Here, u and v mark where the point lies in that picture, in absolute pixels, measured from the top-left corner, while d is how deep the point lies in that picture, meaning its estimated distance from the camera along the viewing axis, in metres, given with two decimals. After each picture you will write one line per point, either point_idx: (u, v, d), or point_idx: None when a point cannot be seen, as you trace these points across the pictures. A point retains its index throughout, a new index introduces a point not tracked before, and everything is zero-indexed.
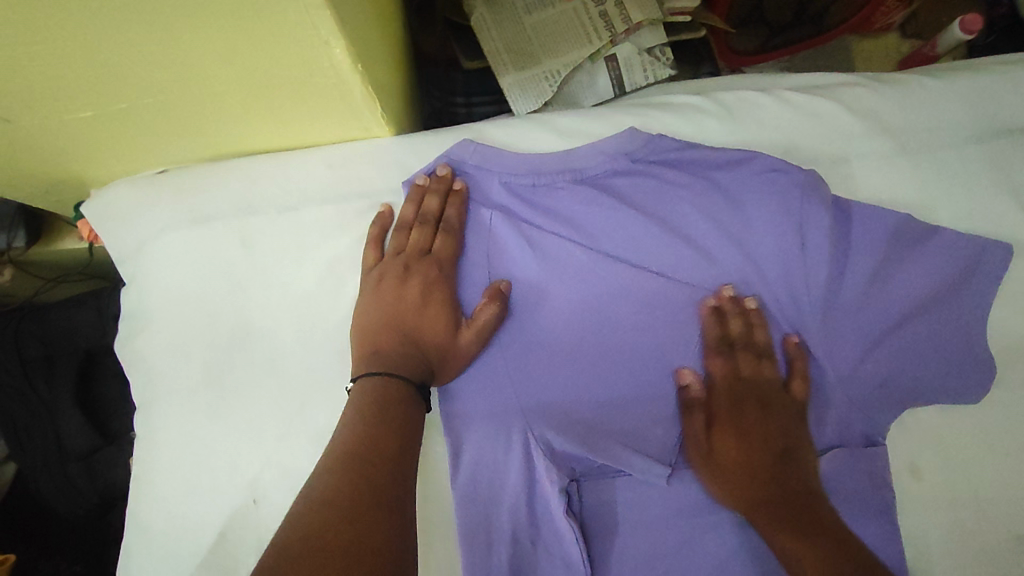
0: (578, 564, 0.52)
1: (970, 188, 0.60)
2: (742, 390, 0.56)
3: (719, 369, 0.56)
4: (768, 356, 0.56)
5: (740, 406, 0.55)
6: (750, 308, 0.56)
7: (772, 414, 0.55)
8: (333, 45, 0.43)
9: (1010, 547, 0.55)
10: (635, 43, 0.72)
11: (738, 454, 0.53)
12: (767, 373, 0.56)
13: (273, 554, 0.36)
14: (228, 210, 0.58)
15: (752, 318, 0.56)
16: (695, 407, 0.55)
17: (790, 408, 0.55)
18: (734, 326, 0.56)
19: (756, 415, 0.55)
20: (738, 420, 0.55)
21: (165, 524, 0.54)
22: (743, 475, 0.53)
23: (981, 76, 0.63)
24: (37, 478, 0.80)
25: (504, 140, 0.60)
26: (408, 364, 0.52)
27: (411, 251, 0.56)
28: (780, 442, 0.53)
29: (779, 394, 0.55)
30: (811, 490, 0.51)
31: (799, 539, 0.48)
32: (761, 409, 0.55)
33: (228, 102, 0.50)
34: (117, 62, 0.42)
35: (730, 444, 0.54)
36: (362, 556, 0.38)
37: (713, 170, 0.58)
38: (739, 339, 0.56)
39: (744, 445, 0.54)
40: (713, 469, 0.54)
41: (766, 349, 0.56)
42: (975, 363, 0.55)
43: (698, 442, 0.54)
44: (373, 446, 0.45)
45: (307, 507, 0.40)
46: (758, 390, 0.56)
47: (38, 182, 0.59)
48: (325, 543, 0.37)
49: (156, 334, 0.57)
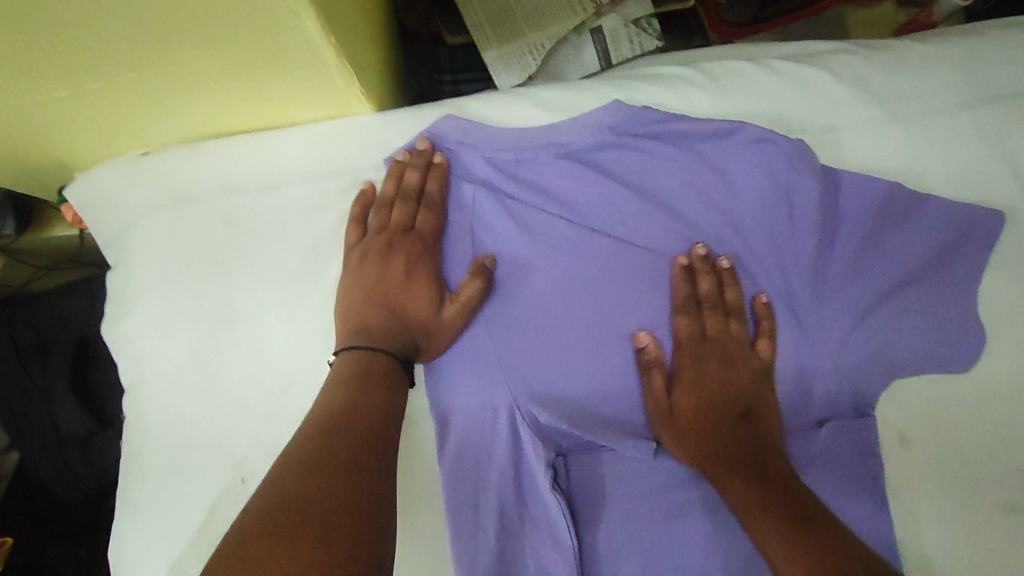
0: (565, 539, 0.52)
1: (964, 155, 0.59)
2: (706, 350, 0.56)
3: (684, 327, 0.56)
4: (738, 315, 0.56)
5: (700, 364, 0.55)
6: (722, 267, 0.56)
7: (735, 371, 0.55)
8: (303, 16, 0.42)
9: (1001, 517, 0.54)
10: (622, 14, 0.71)
11: (696, 407, 0.54)
12: (734, 331, 0.56)
13: (252, 518, 0.37)
14: (210, 190, 0.58)
15: (723, 277, 0.56)
16: (654, 367, 0.55)
17: (753, 367, 0.55)
18: (703, 284, 0.56)
19: (716, 373, 0.55)
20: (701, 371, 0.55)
21: (155, 504, 0.54)
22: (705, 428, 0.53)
23: (975, 41, 0.62)
24: (36, 464, 0.81)
25: (487, 115, 0.60)
26: (392, 340, 0.52)
27: (393, 227, 0.56)
28: (742, 400, 0.54)
29: (744, 354, 0.55)
30: (771, 448, 0.51)
31: (751, 486, 0.48)
32: (726, 361, 0.55)
33: (202, 79, 0.49)
34: (84, 39, 0.42)
35: (689, 399, 0.54)
36: (343, 521, 0.38)
37: (696, 142, 0.57)
38: (707, 295, 0.56)
39: (705, 409, 0.54)
40: (670, 427, 0.54)
41: (735, 309, 0.56)
42: (965, 330, 0.55)
43: (658, 400, 0.54)
44: (352, 415, 0.45)
45: (285, 473, 0.40)
46: (722, 348, 0.55)
47: (18, 165, 0.58)
48: (304, 509, 0.38)
49: (141, 315, 0.57)
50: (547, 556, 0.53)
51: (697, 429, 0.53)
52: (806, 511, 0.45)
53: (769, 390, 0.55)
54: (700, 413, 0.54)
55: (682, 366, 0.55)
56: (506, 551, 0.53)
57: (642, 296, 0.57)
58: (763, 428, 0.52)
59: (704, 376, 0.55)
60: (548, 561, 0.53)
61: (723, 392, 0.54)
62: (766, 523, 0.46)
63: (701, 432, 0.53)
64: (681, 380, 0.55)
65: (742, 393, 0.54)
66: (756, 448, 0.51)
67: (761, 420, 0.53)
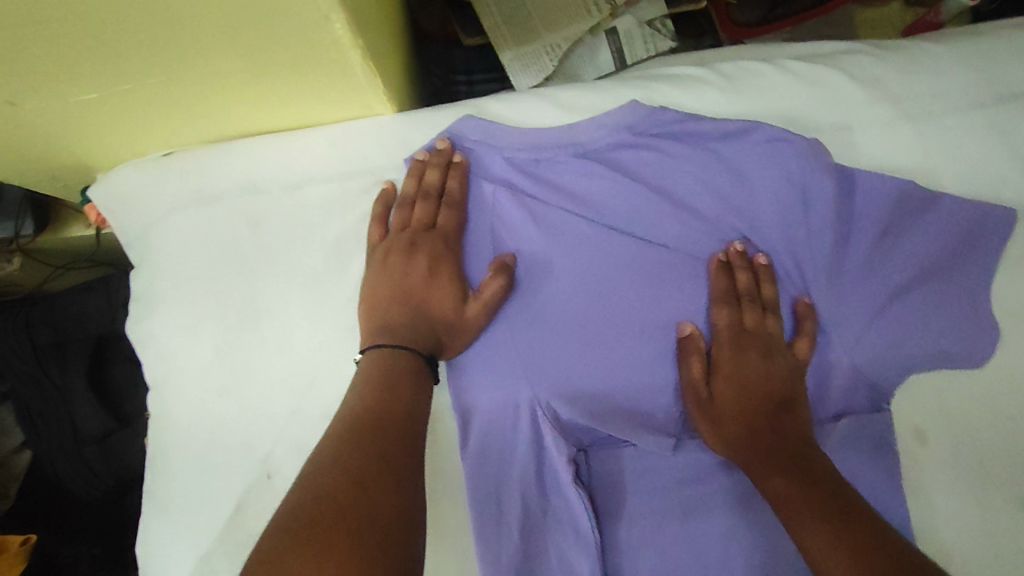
0: (587, 531, 0.53)
1: (976, 153, 0.60)
2: (744, 340, 0.56)
3: (724, 318, 0.56)
4: (776, 312, 0.57)
5: (739, 355, 0.56)
6: (759, 264, 0.57)
7: (773, 362, 0.55)
8: (333, 18, 0.43)
9: (1015, 510, 0.55)
10: (636, 15, 0.72)
11: (734, 393, 0.55)
12: (771, 327, 0.56)
13: (289, 510, 0.38)
14: (233, 190, 0.59)
15: (761, 273, 0.57)
16: (695, 354, 0.56)
17: (790, 361, 0.55)
18: (741, 279, 0.56)
19: (755, 364, 0.55)
20: (739, 360, 0.56)
21: (182, 499, 0.55)
22: (740, 417, 0.54)
23: (986, 41, 0.63)
24: (55, 462, 0.82)
25: (505, 115, 0.61)
26: (416, 337, 0.53)
27: (416, 226, 0.57)
28: (779, 392, 0.54)
29: (782, 348, 0.56)
30: (806, 439, 0.52)
31: (787, 476, 0.49)
32: (766, 352, 0.55)
33: (229, 80, 0.50)
34: (117, 42, 0.42)
35: (727, 386, 0.55)
36: (378, 514, 0.39)
37: (713, 141, 0.58)
38: (746, 290, 0.56)
39: (743, 395, 0.55)
40: (711, 418, 0.55)
41: (772, 304, 0.57)
42: (978, 325, 0.56)
43: (697, 388, 0.56)
44: (382, 411, 0.46)
45: (319, 468, 0.41)
46: (762, 339, 0.56)
47: (44, 166, 0.59)
48: (340, 502, 0.39)
49: (167, 314, 0.58)
50: (569, 549, 0.54)
51: (735, 416, 0.54)
52: (847, 508, 0.45)
53: (802, 384, 0.55)
54: (741, 406, 0.54)
55: (720, 353, 0.56)
56: (529, 545, 0.54)
57: (661, 293, 0.58)
58: (797, 421, 0.53)
59: (742, 365, 0.56)
60: (570, 554, 0.54)
61: (764, 381, 0.55)
62: (806, 513, 0.46)
63: (738, 417, 0.54)
64: (721, 368, 0.56)
65: (780, 384, 0.54)
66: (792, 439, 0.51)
67: (797, 414, 0.53)
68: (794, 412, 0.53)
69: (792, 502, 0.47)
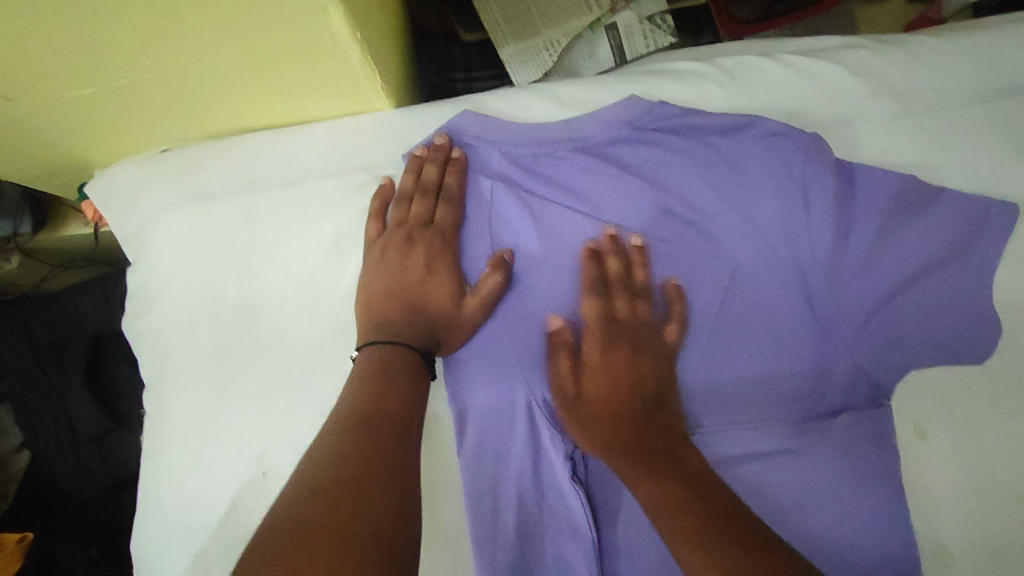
0: (583, 528, 0.53)
1: (979, 147, 0.60)
2: (615, 331, 0.55)
3: (590, 309, 0.55)
4: (645, 297, 0.56)
5: (609, 348, 0.54)
6: (633, 248, 0.57)
7: (642, 354, 0.54)
8: (331, 10, 0.42)
9: (1015, 506, 0.55)
10: (636, 10, 0.71)
11: (602, 390, 0.53)
12: (641, 315, 0.56)
13: (283, 510, 0.38)
14: (230, 186, 0.58)
15: (631, 258, 0.56)
16: (562, 350, 0.54)
17: (660, 351, 0.55)
18: (612, 265, 0.56)
19: (625, 356, 0.54)
20: (605, 353, 0.54)
21: (177, 497, 0.55)
22: (608, 415, 0.52)
23: (988, 35, 0.62)
24: (52, 462, 0.82)
25: (505, 111, 0.60)
26: (411, 335, 0.52)
27: (413, 222, 0.56)
28: (650, 385, 0.54)
29: (651, 338, 0.55)
30: (677, 433, 0.52)
31: (656, 475, 0.47)
32: (638, 345, 0.55)
33: (227, 74, 0.49)
34: (117, 35, 0.42)
35: (599, 380, 0.53)
36: (373, 514, 0.39)
37: (714, 137, 0.58)
38: (617, 278, 0.56)
39: (612, 390, 0.53)
40: (580, 413, 0.53)
41: (642, 290, 0.56)
42: (984, 321, 0.55)
43: (563, 384, 0.53)
44: (379, 410, 0.46)
45: (314, 467, 0.41)
46: (631, 330, 0.55)
47: (41, 162, 0.59)
48: (333, 502, 0.38)
49: (163, 311, 0.58)
50: (565, 546, 0.53)
51: (603, 417, 0.52)
52: (716, 503, 0.44)
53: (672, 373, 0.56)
54: (610, 400, 0.53)
55: (590, 346, 0.54)
56: (525, 542, 0.53)
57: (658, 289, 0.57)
58: (664, 414, 0.53)
59: (611, 358, 0.54)
60: (567, 553, 0.53)
61: (633, 378, 0.53)
62: (673, 513, 0.44)
63: (609, 416, 0.52)
64: (588, 365, 0.54)
65: (649, 380, 0.54)
66: (660, 436, 0.51)
67: (667, 407, 0.53)
68: (661, 409, 0.53)
69: (656, 504, 0.46)
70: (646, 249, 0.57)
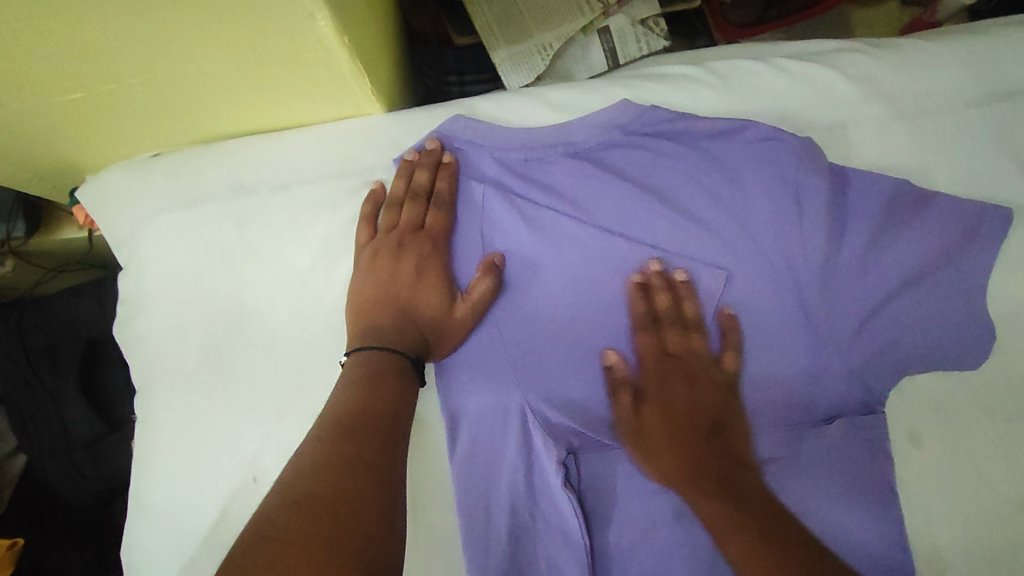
0: (577, 537, 0.52)
1: (972, 152, 0.60)
2: (668, 366, 0.55)
3: (646, 344, 0.56)
4: (698, 328, 0.56)
5: (666, 382, 0.55)
6: (678, 281, 0.56)
7: (698, 387, 0.54)
8: (319, 16, 0.42)
9: (1009, 512, 0.55)
10: (629, 13, 0.71)
11: (662, 425, 0.53)
12: (696, 347, 0.56)
13: (267, 515, 0.38)
14: (221, 191, 0.58)
15: (681, 290, 0.56)
16: (622, 386, 0.55)
17: (717, 380, 0.55)
18: (659, 300, 0.56)
19: (682, 390, 0.55)
20: (664, 387, 0.55)
21: (167, 503, 0.55)
22: (674, 449, 0.52)
23: (983, 39, 0.62)
24: (45, 466, 0.81)
25: (496, 115, 0.60)
26: (400, 340, 0.52)
27: (404, 227, 0.56)
28: (709, 416, 0.53)
29: (710, 367, 0.55)
30: (747, 460, 0.52)
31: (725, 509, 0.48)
32: (693, 377, 0.55)
33: (215, 79, 0.49)
34: (102, 40, 0.42)
35: (658, 416, 0.54)
36: (357, 521, 0.38)
37: (706, 141, 0.58)
38: (665, 312, 0.56)
39: (672, 423, 0.53)
40: (645, 449, 0.53)
41: (695, 322, 0.56)
42: (976, 329, 0.55)
43: (627, 419, 0.54)
44: (366, 416, 0.45)
45: (299, 473, 0.40)
46: (684, 364, 0.55)
47: (31, 166, 0.59)
48: (316, 509, 0.38)
49: (154, 316, 0.58)
50: (558, 553, 0.53)
51: (670, 452, 0.52)
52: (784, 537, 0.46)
53: (735, 401, 0.55)
54: (672, 435, 0.53)
55: (648, 380, 0.55)
56: (517, 547, 0.53)
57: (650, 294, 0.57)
58: (731, 440, 0.53)
59: (671, 392, 0.55)
60: (559, 560, 0.53)
61: (693, 412, 0.54)
62: (743, 551, 0.46)
63: (677, 450, 0.52)
64: (647, 398, 0.55)
65: (711, 410, 0.54)
66: (728, 466, 0.51)
67: (731, 434, 0.53)
68: (724, 434, 0.53)
69: (728, 537, 0.47)
70: (691, 282, 0.57)
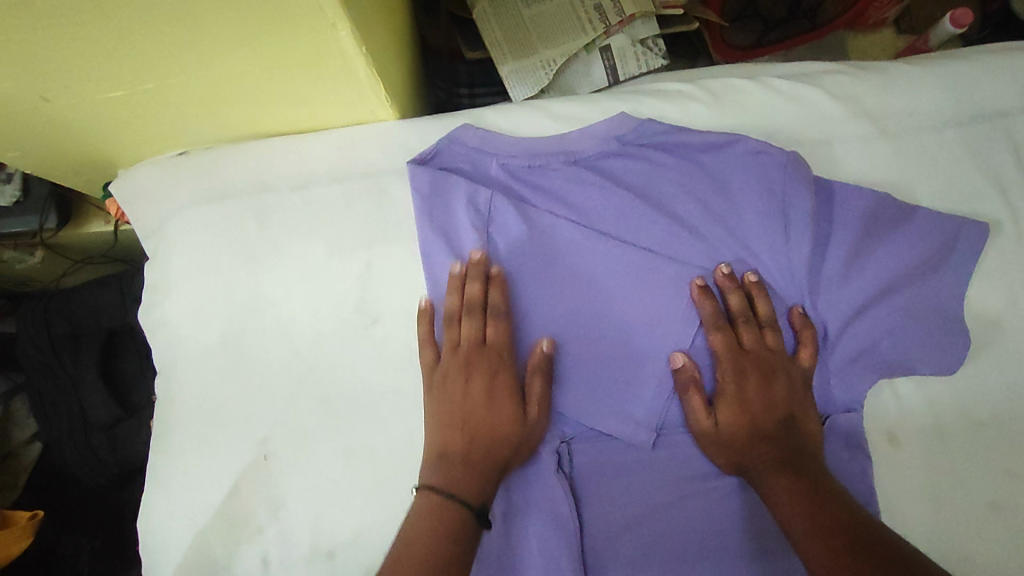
0: (566, 519, 0.56)
1: (950, 170, 0.64)
2: (746, 361, 0.58)
3: (719, 343, 0.58)
4: (775, 327, 0.59)
5: (741, 377, 0.58)
6: (751, 282, 0.60)
7: (773, 381, 0.57)
8: (339, 27, 0.47)
9: (985, 512, 0.58)
10: (629, 34, 0.76)
11: (738, 421, 0.57)
12: (769, 343, 0.59)
13: None
14: (244, 187, 0.62)
15: (751, 291, 0.59)
16: (690, 387, 0.58)
17: (793, 377, 0.58)
18: (731, 300, 0.59)
19: (757, 385, 0.57)
20: (741, 385, 0.57)
21: (182, 476, 0.58)
22: (750, 442, 0.56)
23: (964, 63, 0.66)
24: (63, 449, 0.85)
25: (501, 125, 0.64)
26: (480, 479, 0.53)
27: (467, 346, 0.58)
28: (783, 409, 0.57)
29: (785, 363, 0.58)
30: (812, 453, 0.55)
31: (795, 494, 0.51)
32: (769, 373, 0.58)
33: (243, 82, 0.54)
34: (144, 43, 0.46)
35: (732, 411, 0.57)
36: None
37: (697, 154, 0.62)
38: (738, 312, 0.59)
39: (748, 418, 0.57)
40: (718, 442, 0.57)
41: (768, 321, 0.59)
42: (951, 334, 0.59)
43: (701, 417, 0.57)
44: (439, 540, 0.49)
45: None
46: (761, 360, 0.58)
47: (69, 159, 0.63)
48: None
49: (176, 301, 0.62)
50: (550, 539, 0.56)
51: (742, 445, 0.56)
52: (844, 517, 0.48)
53: (809, 395, 0.58)
54: (744, 428, 0.57)
55: (725, 379, 0.58)
56: (511, 529, 0.57)
57: (643, 295, 0.60)
58: (803, 432, 0.56)
59: (747, 389, 0.57)
60: (550, 542, 0.56)
61: (770, 407, 0.57)
62: (805, 525, 0.49)
63: (748, 443, 0.56)
64: (724, 396, 0.57)
65: (788, 406, 0.57)
66: (798, 454, 0.54)
67: (802, 427, 0.56)
68: (797, 426, 0.56)
69: (794, 519, 0.50)
70: (762, 283, 0.60)
